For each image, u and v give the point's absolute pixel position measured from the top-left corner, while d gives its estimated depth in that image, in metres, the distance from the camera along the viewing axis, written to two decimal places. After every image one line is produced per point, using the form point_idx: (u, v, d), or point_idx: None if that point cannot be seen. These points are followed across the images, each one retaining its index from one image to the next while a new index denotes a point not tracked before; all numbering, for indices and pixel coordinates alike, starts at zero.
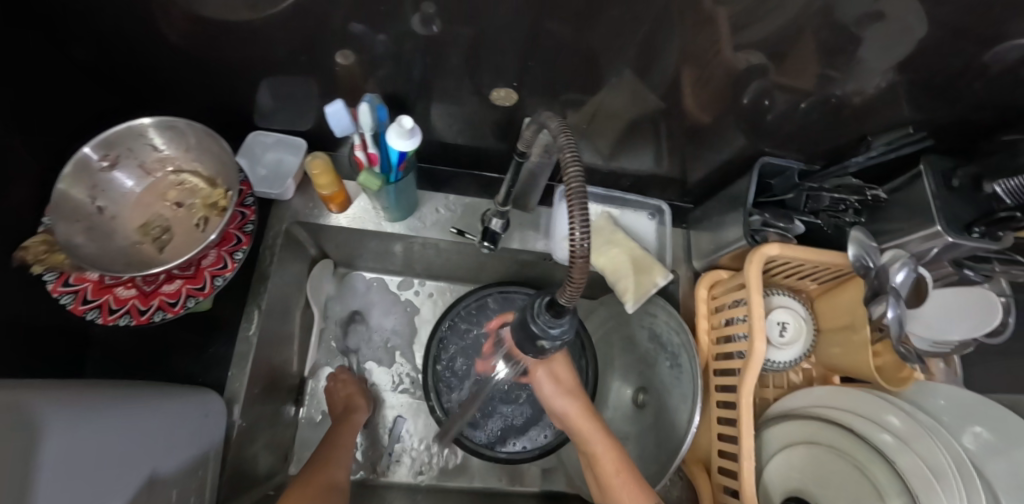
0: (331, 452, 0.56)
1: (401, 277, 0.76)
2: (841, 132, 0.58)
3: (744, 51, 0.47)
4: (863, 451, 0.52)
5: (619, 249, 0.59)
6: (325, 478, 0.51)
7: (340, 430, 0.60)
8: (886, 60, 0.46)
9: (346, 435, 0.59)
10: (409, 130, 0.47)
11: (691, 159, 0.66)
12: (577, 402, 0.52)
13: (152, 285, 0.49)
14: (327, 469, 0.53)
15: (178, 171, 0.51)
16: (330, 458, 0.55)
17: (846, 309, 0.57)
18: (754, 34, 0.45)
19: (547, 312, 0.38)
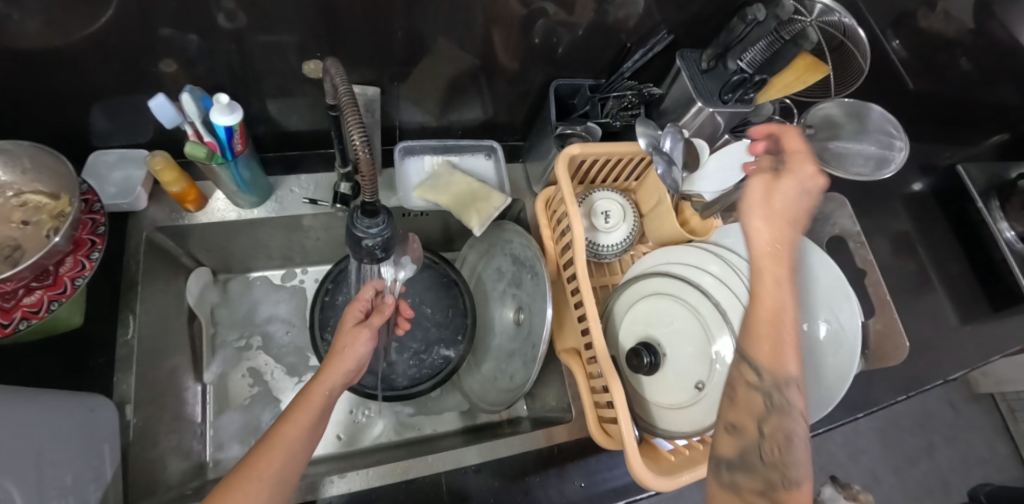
0: (299, 402, 0.49)
1: (283, 270, 0.81)
2: (617, 49, 0.69)
3: None
4: (694, 296, 0.61)
5: (459, 184, 0.67)
6: (293, 436, 0.46)
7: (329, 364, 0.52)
8: None
9: (329, 381, 0.51)
10: (229, 106, 0.53)
11: (511, 100, 0.75)
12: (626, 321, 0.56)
13: (11, 301, 0.51)
14: (296, 422, 0.47)
15: (19, 194, 0.55)
16: (305, 407, 0.49)
17: (653, 188, 0.67)
18: None
19: (364, 217, 0.47)
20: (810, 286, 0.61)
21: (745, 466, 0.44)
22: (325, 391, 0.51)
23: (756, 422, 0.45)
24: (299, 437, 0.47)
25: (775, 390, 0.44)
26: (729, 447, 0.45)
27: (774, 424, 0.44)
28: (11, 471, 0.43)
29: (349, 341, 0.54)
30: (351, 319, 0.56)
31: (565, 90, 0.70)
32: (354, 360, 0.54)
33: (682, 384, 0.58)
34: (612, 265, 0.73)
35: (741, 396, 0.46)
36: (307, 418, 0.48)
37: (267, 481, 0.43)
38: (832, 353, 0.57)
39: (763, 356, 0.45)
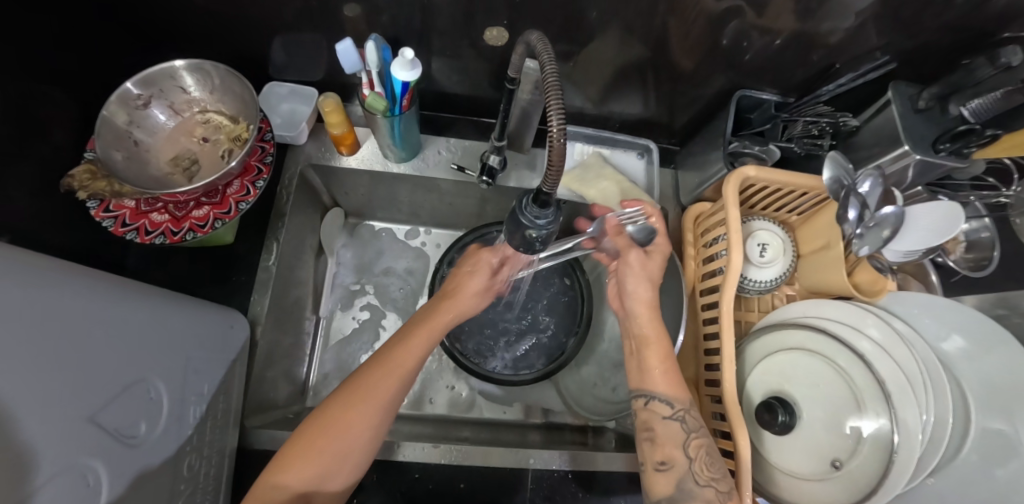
0: (418, 331, 0.51)
1: (408, 226, 0.81)
2: (816, 68, 0.61)
3: None
4: (849, 360, 0.54)
5: (607, 180, 0.64)
6: (407, 357, 0.48)
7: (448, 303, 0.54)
8: None
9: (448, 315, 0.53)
10: (411, 62, 0.51)
11: (677, 102, 0.70)
12: (649, 293, 0.55)
13: (183, 210, 0.54)
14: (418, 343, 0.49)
15: (204, 111, 0.57)
16: (401, 365, 0.48)
17: (824, 230, 0.59)
18: None
19: (534, 206, 0.44)
20: (1000, 381, 0.50)
21: (689, 494, 0.45)
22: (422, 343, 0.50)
23: (683, 450, 0.47)
24: (401, 369, 0.48)
25: (692, 422, 0.49)
26: (667, 485, 0.47)
27: (697, 443, 0.48)
28: (162, 373, 0.45)
29: (468, 294, 0.55)
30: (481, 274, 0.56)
31: (746, 103, 0.63)
32: (473, 299, 0.56)
33: (815, 453, 0.52)
34: (748, 301, 0.66)
35: (663, 431, 0.49)
36: (413, 357, 0.49)
37: (370, 404, 0.45)
38: (1005, 463, 0.47)
39: (662, 384, 0.51)
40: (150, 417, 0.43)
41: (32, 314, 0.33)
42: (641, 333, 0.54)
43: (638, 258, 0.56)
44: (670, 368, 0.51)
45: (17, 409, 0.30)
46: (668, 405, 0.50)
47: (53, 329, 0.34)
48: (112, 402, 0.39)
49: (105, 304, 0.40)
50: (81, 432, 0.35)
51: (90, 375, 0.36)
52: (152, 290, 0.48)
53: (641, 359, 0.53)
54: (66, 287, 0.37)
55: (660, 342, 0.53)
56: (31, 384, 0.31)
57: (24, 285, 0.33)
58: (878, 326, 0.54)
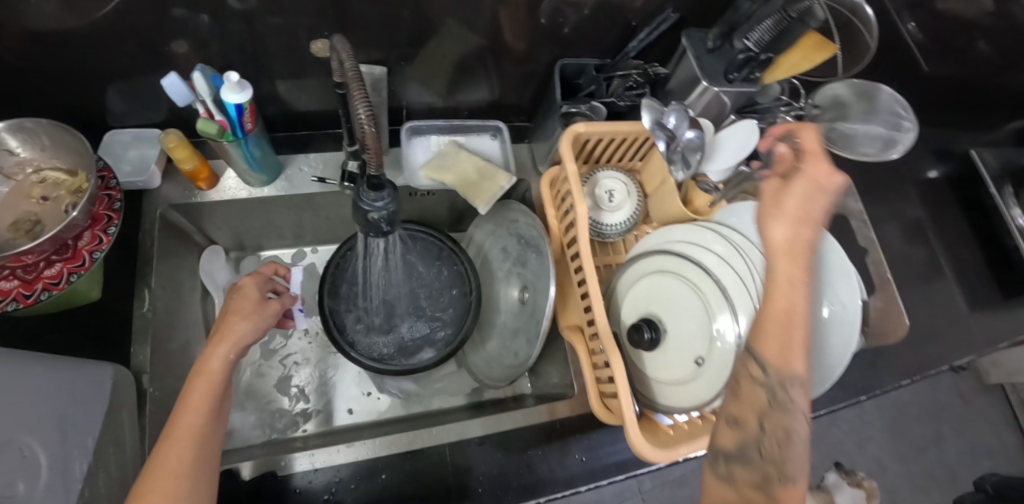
0: (193, 384, 0.49)
1: (294, 249, 0.82)
2: (622, 28, 0.69)
3: None
4: (696, 273, 0.61)
5: (466, 162, 0.68)
6: (192, 421, 0.46)
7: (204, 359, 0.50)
8: None
9: (221, 352, 0.51)
10: (239, 84, 0.54)
11: (518, 81, 0.76)
12: (796, 233, 0.43)
13: (32, 273, 0.53)
14: (193, 418, 0.47)
15: (39, 170, 0.56)
16: (205, 376, 0.50)
17: (657, 169, 0.67)
18: None
19: (370, 190, 0.48)
20: (816, 263, 0.60)
21: (743, 455, 0.42)
22: (220, 363, 0.51)
23: (758, 418, 0.43)
24: (204, 407, 0.48)
25: (778, 383, 0.42)
26: (729, 439, 0.43)
27: (776, 420, 0.42)
28: (37, 431, 0.45)
29: (231, 332, 0.53)
30: (250, 312, 0.56)
31: (571, 70, 0.70)
32: (246, 341, 0.54)
33: (682, 360, 0.59)
34: (614, 245, 0.73)
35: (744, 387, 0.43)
36: (208, 392, 0.49)
37: (192, 442, 0.46)
38: (834, 331, 0.57)
39: (770, 354, 0.42)
40: (29, 475, 0.43)
41: None
42: (771, 294, 0.42)
43: (775, 187, 0.44)
44: (784, 336, 0.42)
45: None
46: (762, 367, 0.42)
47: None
48: None
49: None
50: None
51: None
52: (22, 354, 0.47)
53: (784, 333, 0.42)
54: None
55: (780, 310, 0.42)
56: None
57: None
58: (720, 241, 0.61)
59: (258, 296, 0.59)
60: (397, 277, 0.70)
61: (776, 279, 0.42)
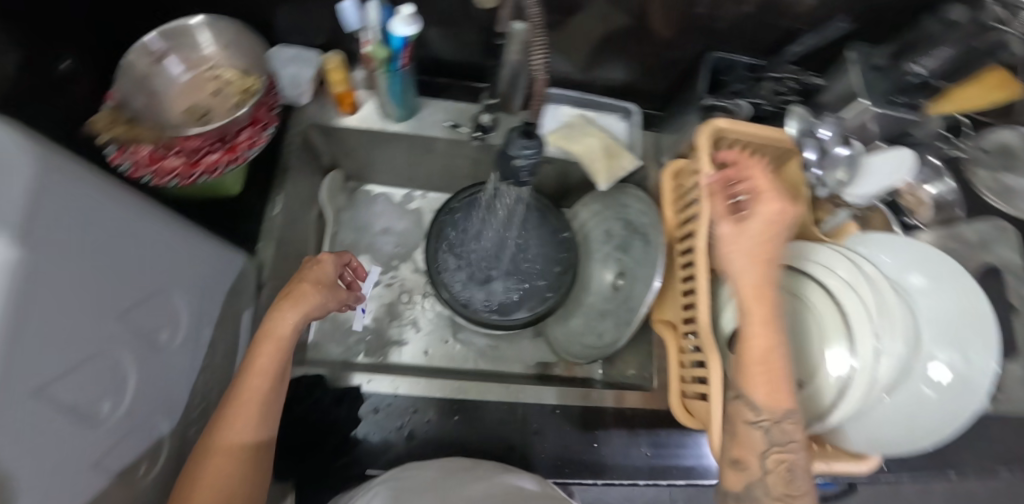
0: (261, 347, 0.49)
1: (404, 192, 0.85)
2: (783, 31, 0.66)
3: None
4: (816, 296, 0.59)
5: (594, 138, 0.68)
6: (239, 431, 0.46)
7: (258, 350, 0.49)
8: None
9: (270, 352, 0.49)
10: (410, 19, 0.55)
11: (658, 68, 0.75)
12: (757, 276, 0.52)
13: (197, 156, 0.58)
14: (245, 422, 0.46)
15: (215, 67, 0.61)
16: (272, 339, 0.50)
17: (790, 182, 0.65)
18: None
19: (523, 138, 0.50)
20: (952, 313, 0.56)
21: (752, 492, 0.51)
22: (288, 329, 0.51)
23: (760, 459, 0.51)
24: (269, 368, 0.49)
25: (778, 432, 0.50)
26: (737, 483, 0.52)
27: (778, 457, 0.51)
28: (182, 289, 0.52)
29: (295, 303, 0.52)
30: (312, 291, 0.54)
31: (721, 65, 0.67)
32: (314, 311, 0.54)
33: (780, 379, 0.57)
34: (722, 251, 0.71)
35: (744, 436, 0.52)
36: (273, 356, 0.49)
37: (247, 418, 0.47)
38: (960, 391, 0.54)
39: (760, 390, 0.50)
40: (169, 327, 0.50)
41: (85, 215, 0.39)
42: (748, 333, 0.51)
43: (730, 227, 0.54)
44: (770, 377, 0.50)
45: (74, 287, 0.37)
46: (756, 411, 0.51)
47: (96, 239, 0.40)
48: (139, 306, 0.46)
49: (141, 225, 0.46)
50: (111, 329, 0.42)
51: (118, 285, 0.43)
52: (186, 226, 0.54)
53: (744, 363, 0.51)
54: (111, 206, 0.43)
55: (763, 341, 0.51)
56: (72, 289, 0.37)
57: (82, 189, 0.39)
58: (847, 266, 0.57)
59: (336, 262, 0.59)
60: (506, 232, 0.72)
61: (753, 322, 0.51)
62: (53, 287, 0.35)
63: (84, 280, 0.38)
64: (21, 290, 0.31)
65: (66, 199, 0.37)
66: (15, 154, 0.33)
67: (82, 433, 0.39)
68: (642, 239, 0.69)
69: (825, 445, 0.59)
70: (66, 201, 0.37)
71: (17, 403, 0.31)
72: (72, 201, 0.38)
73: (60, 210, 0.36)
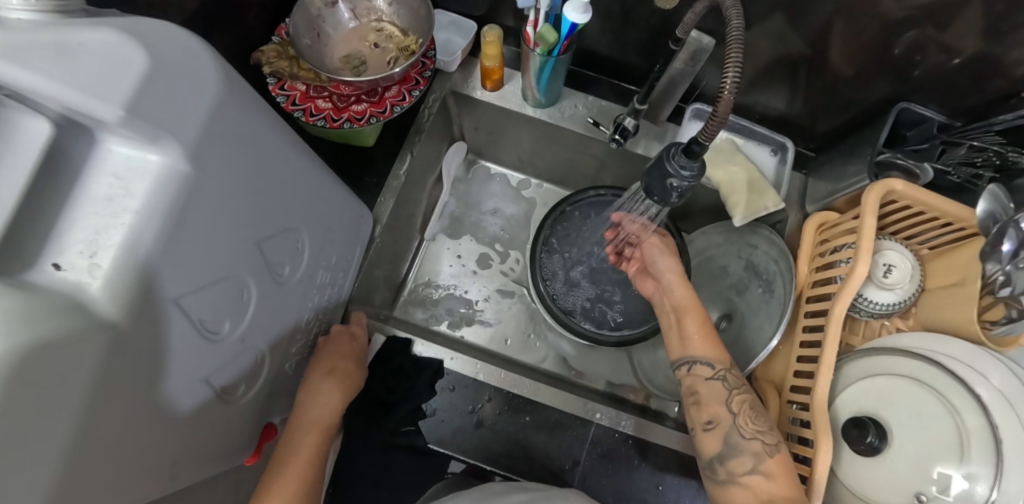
0: (309, 432, 0.51)
1: (522, 177, 0.83)
2: (1000, 92, 0.57)
3: None
4: (963, 398, 0.50)
5: (739, 165, 0.63)
6: (287, 489, 0.47)
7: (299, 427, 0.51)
8: None
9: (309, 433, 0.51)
10: (584, 6, 0.53)
11: (828, 107, 0.67)
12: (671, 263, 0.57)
13: (344, 103, 0.60)
14: (291, 482, 0.48)
15: (380, 20, 0.62)
16: (318, 426, 0.52)
17: (959, 266, 0.56)
18: None
19: (682, 155, 0.44)
20: None
21: (735, 448, 0.47)
22: (334, 412, 0.54)
23: (727, 406, 0.49)
24: (314, 460, 0.50)
25: (733, 380, 0.50)
26: (715, 444, 0.48)
27: (741, 398, 0.49)
28: (309, 227, 0.50)
29: (328, 391, 0.54)
30: (352, 365, 0.57)
31: (906, 117, 0.60)
32: (347, 389, 0.56)
33: (893, 483, 0.51)
34: (854, 323, 0.64)
35: (706, 391, 0.50)
36: (321, 438, 0.52)
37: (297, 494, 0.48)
38: None
39: (704, 351, 0.51)
40: (294, 261, 0.49)
41: (261, 141, 0.39)
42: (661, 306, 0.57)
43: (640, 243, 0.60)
44: (708, 329, 0.52)
45: (229, 210, 0.37)
46: (710, 366, 0.50)
47: (253, 163, 0.39)
48: (274, 238, 0.45)
49: (292, 155, 0.44)
50: (247, 256, 0.41)
51: (261, 214, 0.41)
52: (324, 168, 0.52)
53: (682, 327, 0.53)
54: (271, 130, 0.40)
55: (698, 309, 0.53)
56: (222, 209, 0.36)
57: (263, 116, 0.39)
58: (1004, 376, 0.49)
59: (363, 345, 0.61)
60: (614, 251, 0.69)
61: (675, 295, 0.55)
62: (208, 204, 0.34)
63: (234, 204, 0.37)
64: (175, 205, 0.30)
65: (237, 117, 0.35)
66: (204, 61, 0.32)
67: (204, 348, 0.38)
68: (764, 286, 0.64)
69: None
70: (249, 127, 0.37)
71: (155, 306, 0.31)
72: (252, 126, 0.37)
73: (231, 129, 0.35)
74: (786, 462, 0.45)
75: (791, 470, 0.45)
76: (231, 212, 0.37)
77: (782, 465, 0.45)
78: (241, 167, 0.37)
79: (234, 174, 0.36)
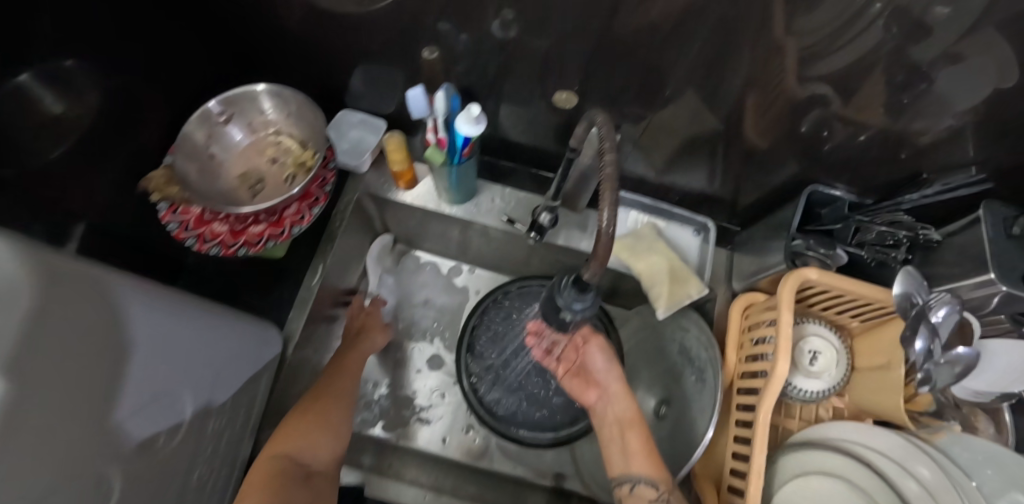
0: (326, 397, 0.60)
1: (453, 263, 0.82)
2: (902, 171, 0.57)
3: (798, 75, 0.49)
4: (887, 497, 0.50)
5: (659, 255, 0.62)
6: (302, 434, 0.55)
7: (326, 387, 0.61)
8: (955, 92, 0.45)
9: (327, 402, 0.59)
10: (476, 118, 0.52)
11: (744, 183, 0.67)
12: (616, 375, 0.58)
13: (242, 225, 0.57)
14: (308, 427, 0.56)
15: (277, 132, 0.59)
16: (334, 399, 0.60)
17: (886, 348, 0.55)
18: (811, 57, 0.46)
19: (573, 288, 0.43)
20: None
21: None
22: (349, 392, 0.62)
23: None
24: (320, 428, 0.57)
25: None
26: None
27: None
28: (192, 385, 0.45)
29: (357, 356, 0.67)
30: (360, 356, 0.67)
31: (818, 198, 0.61)
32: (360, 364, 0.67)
33: None
34: (789, 405, 0.61)
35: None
36: (337, 406, 0.60)
37: (295, 446, 0.54)
38: None
39: (644, 469, 0.51)
40: (173, 428, 0.43)
41: (107, 315, 0.34)
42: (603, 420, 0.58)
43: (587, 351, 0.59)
44: (649, 447, 0.52)
45: (71, 408, 0.30)
46: (653, 488, 0.49)
47: (105, 337, 0.34)
48: (145, 412, 0.39)
49: (158, 318, 0.40)
50: (110, 444, 0.35)
51: (128, 391, 0.36)
52: (198, 304, 0.48)
53: (625, 441, 0.54)
54: (122, 301, 0.36)
55: (639, 425, 0.54)
56: (76, 395, 0.31)
57: (98, 283, 0.34)
58: (929, 467, 0.49)
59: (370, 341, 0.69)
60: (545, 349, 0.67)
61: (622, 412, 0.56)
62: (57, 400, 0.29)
63: (90, 393, 0.32)
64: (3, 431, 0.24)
65: (70, 296, 0.31)
66: (9, 266, 0.28)
67: None
68: (694, 369, 0.62)
69: None
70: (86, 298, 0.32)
71: None
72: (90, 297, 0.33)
73: (61, 310, 0.30)
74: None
75: None
76: (74, 413, 0.30)
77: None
78: (85, 350, 0.31)
79: (75, 364, 0.30)
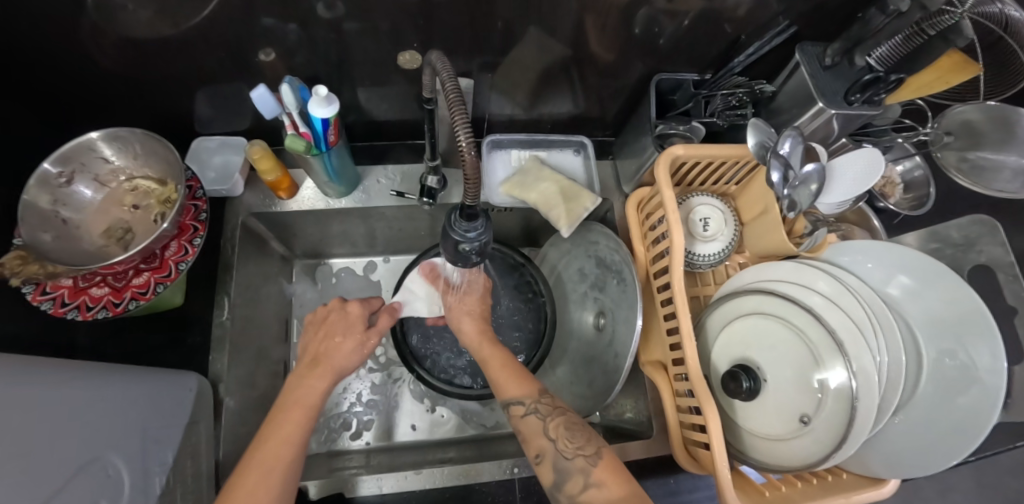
0: (288, 415, 0.48)
1: (366, 260, 0.83)
2: (727, 41, 0.63)
3: None
4: (802, 317, 0.55)
5: (548, 181, 0.65)
6: (261, 465, 0.44)
7: (283, 414, 0.48)
8: None
9: (285, 423, 0.48)
10: (327, 98, 0.53)
11: (604, 96, 0.72)
12: (474, 325, 0.60)
13: (122, 281, 0.54)
14: (274, 449, 0.45)
15: (131, 179, 0.57)
16: (300, 408, 0.49)
17: (759, 195, 0.61)
18: None
19: (463, 220, 0.45)
20: (947, 316, 0.54)
21: (565, 472, 0.48)
22: (317, 396, 0.51)
23: (546, 437, 0.50)
24: (294, 444, 0.47)
25: (545, 409, 0.52)
26: (548, 474, 0.49)
27: (555, 423, 0.51)
28: (121, 448, 0.44)
29: (351, 345, 0.56)
30: (355, 327, 0.58)
31: (665, 85, 0.66)
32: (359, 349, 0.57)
33: (782, 411, 0.54)
34: (704, 274, 0.68)
35: (526, 429, 0.52)
36: (303, 420, 0.49)
37: (280, 467, 0.45)
38: (965, 392, 0.50)
39: (511, 388, 0.54)
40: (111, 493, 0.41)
41: None
42: (485, 358, 0.58)
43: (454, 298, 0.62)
44: (510, 370, 0.56)
45: None
46: (521, 403, 0.52)
47: None
48: (65, 486, 0.38)
49: (41, 393, 0.39)
50: None
51: (31, 467, 0.35)
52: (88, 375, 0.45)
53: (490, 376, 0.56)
54: None
55: (496, 355, 0.57)
56: None
57: None
58: (827, 280, 0.55)
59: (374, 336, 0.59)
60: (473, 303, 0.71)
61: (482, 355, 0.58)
62: None
63: None
64: None
65: None
66: None
67: None
68: (612, 276, 0.65)
69: (843, 472, 0.57)
70: None
71: None
72: None
73: None
74: (612, 464, 0.48)
75: (619, 469, 0.48)
76: None
77: (610, 471, 0.47)
78: None
79: None
